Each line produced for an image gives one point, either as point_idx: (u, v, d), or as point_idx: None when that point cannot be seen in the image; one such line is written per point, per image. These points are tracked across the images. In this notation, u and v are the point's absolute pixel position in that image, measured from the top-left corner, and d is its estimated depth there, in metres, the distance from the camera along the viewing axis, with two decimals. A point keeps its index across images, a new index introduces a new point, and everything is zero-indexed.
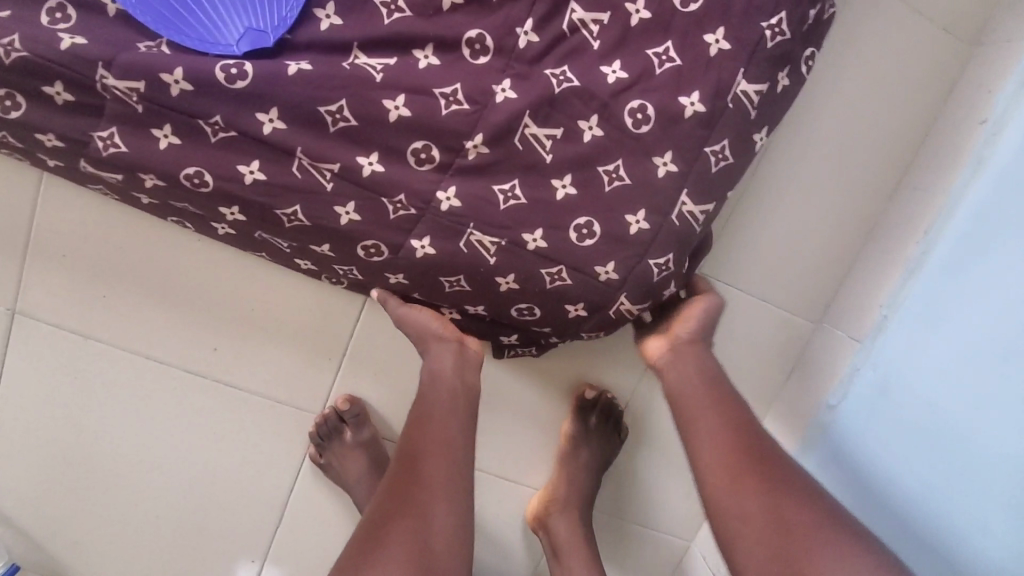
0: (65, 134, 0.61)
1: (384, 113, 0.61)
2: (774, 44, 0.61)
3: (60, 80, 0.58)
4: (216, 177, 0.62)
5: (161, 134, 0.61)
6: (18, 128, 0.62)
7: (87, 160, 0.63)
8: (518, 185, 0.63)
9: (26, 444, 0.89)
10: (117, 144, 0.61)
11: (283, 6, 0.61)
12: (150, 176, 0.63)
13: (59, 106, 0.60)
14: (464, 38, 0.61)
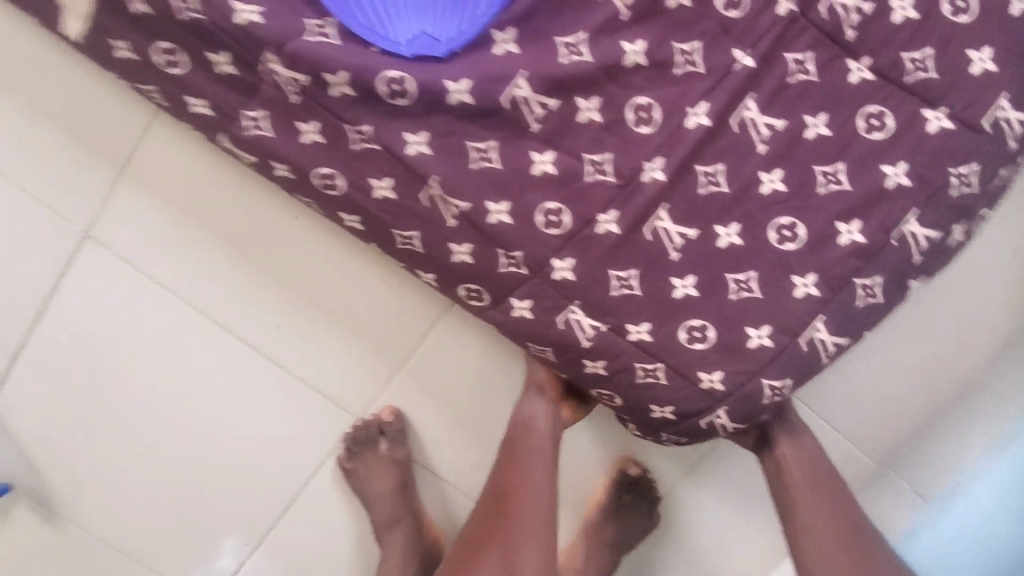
0: (217, 105, 0.62)
1: (529, 165, 0.59)
2: (957, 193, 0.58)
3: (225, 50, 0.58)
4: (348, 184, 0.62)
5: (306, 128, 0.60)
6: (173, 84, 0.62)
7: (228, 136, 0.64)
8: (635, 275, 0.60)
9: (57, 366, 0.87)
10: (262, 127, 0.62)
11: (466, 19, 0.59)
12: (282, 166, 0.64)
13: (217, 74, 0.60)
14: (632, 102, 0.58)
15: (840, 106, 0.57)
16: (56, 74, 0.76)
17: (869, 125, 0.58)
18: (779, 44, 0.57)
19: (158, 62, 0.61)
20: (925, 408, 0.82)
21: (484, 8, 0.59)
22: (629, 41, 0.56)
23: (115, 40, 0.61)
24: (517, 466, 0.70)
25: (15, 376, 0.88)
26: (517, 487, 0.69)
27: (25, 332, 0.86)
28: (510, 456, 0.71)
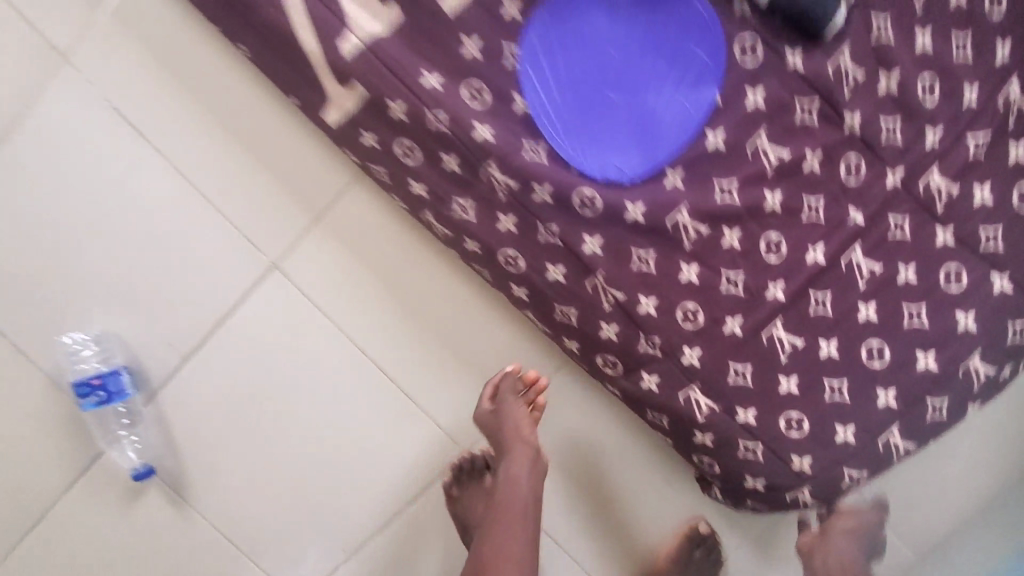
0: (434, 190, 0.79)
1: (678, 272, 0.75)
2: (1011, 340, 0.76)
3: (458, 154, 0.74)
4: (527, 265, 0.78)
5: (504, 219, 0.77)
6: (401, 169, 0.79)
7: (435, 213, 0.81)
8: (750, 369, 0.75)
9: (222, 370, 1.03)
10: (468, 212, 0.78)
11: (647, 157, 0.73)
12: (474, 242, 0.80)
13: (443, 169, 0.77)
14: (766, 236, 0.73)
15: (928, 262, 0.73)
16: (280, 137, 0.95)
17: (948, 279, 0.74)
18: (886, 208, 0.73)
19: (396, 152, 0.78)
20: (964, 511, 0.96)
21: (663, 151, 0.73)
22: (769, 191, 0.73)
23: (366, 131, 0.79)
24: (500, 537, 0.78)
25: (184, 373, 1.03)
26: (497, 555, 0.77)
27: (204, 337, 1.02)
28: (496, 523, 0.80)
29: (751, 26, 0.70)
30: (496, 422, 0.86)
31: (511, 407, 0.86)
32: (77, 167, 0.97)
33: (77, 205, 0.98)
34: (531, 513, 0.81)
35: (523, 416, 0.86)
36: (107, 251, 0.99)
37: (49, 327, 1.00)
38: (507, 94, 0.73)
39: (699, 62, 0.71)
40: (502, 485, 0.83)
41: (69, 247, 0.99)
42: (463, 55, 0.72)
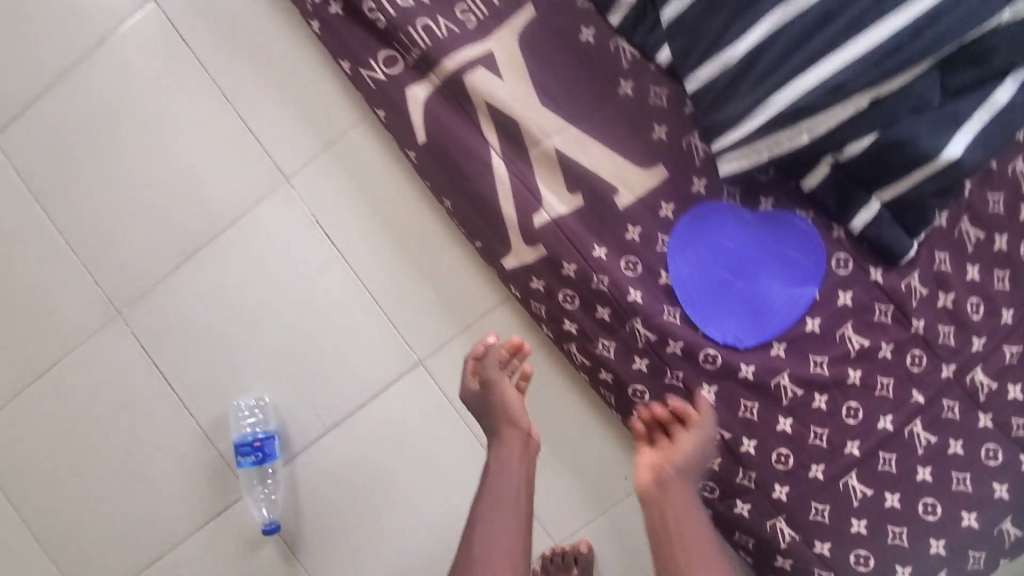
0: (583, 330, 0.99)
1: (776, 423, 0.94)
2: None
3: (611, 308, 0.96)
4: (652, 399, 0.97)
5: (638, 361, 0.96)
6: (559, 310, 1.00)
7: (578, 346, 1.02)
8: (828, 509, 0.93)
9: (355, 445, 1.18)
10: (609, 351, 0.98)
11: (759, 331, 0.94)
12: (609, 373, 1.00)
13: (595, 316, 0.97)
14: (847, 403, 0.93)
15: (973, 439, 0.93)
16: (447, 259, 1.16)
17: (988, 455, 0.93)
18: (942, 394, 0.94)
19: (559, 298, 0.99)
20: None
21: (772, 328, 0.93)
22: (852, 369, 0.93)
23: (536, 278, 1.00)
24: (494, 528, 0.81)
25: (321, 442, 1.18)
26: (485, 541, 0.80)
27: (345, 414, 1.18)
28: (483, 508, 0.83)
29: (845, 246, 0.94)
30: (491, 398, 0.91)
31: (498, 379, 0.92)
32: (275, 261, 1.19)
33: (267, 289, 1.19)
34: (523, 502, 0.84)
35: (511, 393, 0.92)
36: (283, 330, 1.19)
37: (219, 385, 1.19)
38: (655, 269, 0.95)
39: (795, 260, 0.94)
40: (490, 471, 0.87)
41: (253, 324, 1.19)
42: (626, 236, 0.96)
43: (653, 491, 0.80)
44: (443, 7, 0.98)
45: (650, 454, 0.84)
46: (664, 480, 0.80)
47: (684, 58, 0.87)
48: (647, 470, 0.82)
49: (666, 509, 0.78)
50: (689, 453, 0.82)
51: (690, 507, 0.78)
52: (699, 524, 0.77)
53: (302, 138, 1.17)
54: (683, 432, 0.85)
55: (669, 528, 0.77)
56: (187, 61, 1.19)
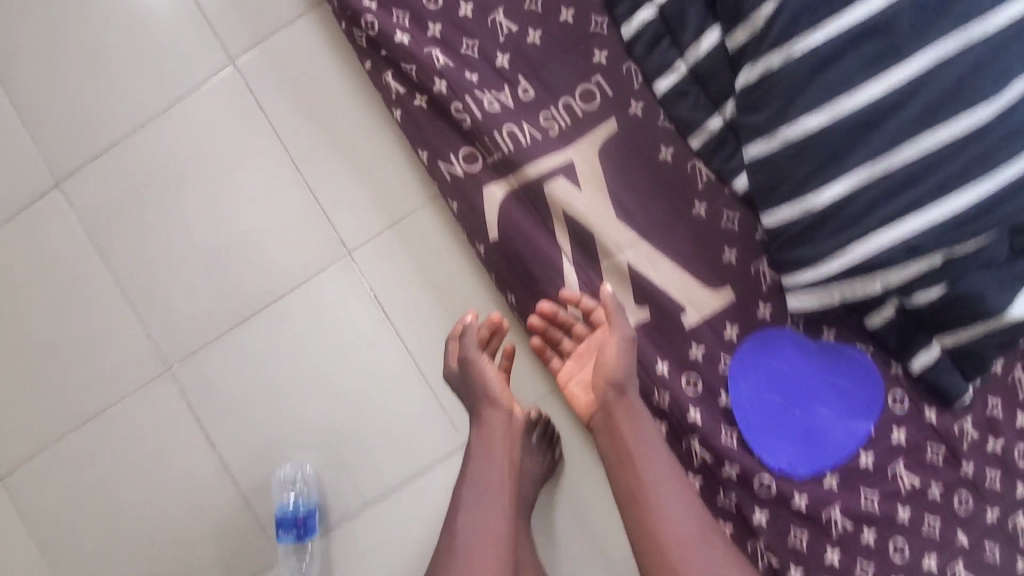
0: None
1: (823, 554, 0.95)
2: None
3: (669, 424, 0.97)
4: None
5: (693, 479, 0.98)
6: None
7: None
8: None
9: (392, 523, 1.18)
10: None
11: (812, 460, 0.96)
12: None
13: None
14: (893, 540, 0.94)
15: None
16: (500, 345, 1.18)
17: None
18: (986, 538, 0.93)
19: None
20: None
21: (825, 458, 0.95)
22: (901, 506, 0.94)
23: None
24: (479, 499, 0.90)
25: (358, 516, 1.19)
26: (470, 524, 0.89)
27: (385, 491, 1.19)
28: (468, 495, 0.90)
29: (901, 382, 0.96)
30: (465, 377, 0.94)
31: (478, 362, 0.94)
32: (328, 330, 1.21)
33: (317, 357, 1.21)
34: (505, 478, 0.91)
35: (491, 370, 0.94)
36: (329, 398, 1.21)
37: (261, 447, 1.22)
38: (715, 388, 0.97)
39: (847, 391, 0.96)
40: (476, 458, 0.92)
41: (302, 392, 1.21)
42: (689, 354, 0.97)
43: (600, 419, 0.91)
44: (527, 114, 1.00)
45: (579, 368, 0.96)
46: (612, 406, 0.89)
47: (765, 194, 0.90)
48: (587, 390, 0.94)
49: (619, 430, 0.88)
50: (619, 374, 0.89)
51: (636, 425, 0.88)
52: (648, 448, 0.87)
53: (368, 213, 1.20)
54: (605, 345, 0.91)
55: (631, 461, 0.86)
56: (261, 127, 1.21)
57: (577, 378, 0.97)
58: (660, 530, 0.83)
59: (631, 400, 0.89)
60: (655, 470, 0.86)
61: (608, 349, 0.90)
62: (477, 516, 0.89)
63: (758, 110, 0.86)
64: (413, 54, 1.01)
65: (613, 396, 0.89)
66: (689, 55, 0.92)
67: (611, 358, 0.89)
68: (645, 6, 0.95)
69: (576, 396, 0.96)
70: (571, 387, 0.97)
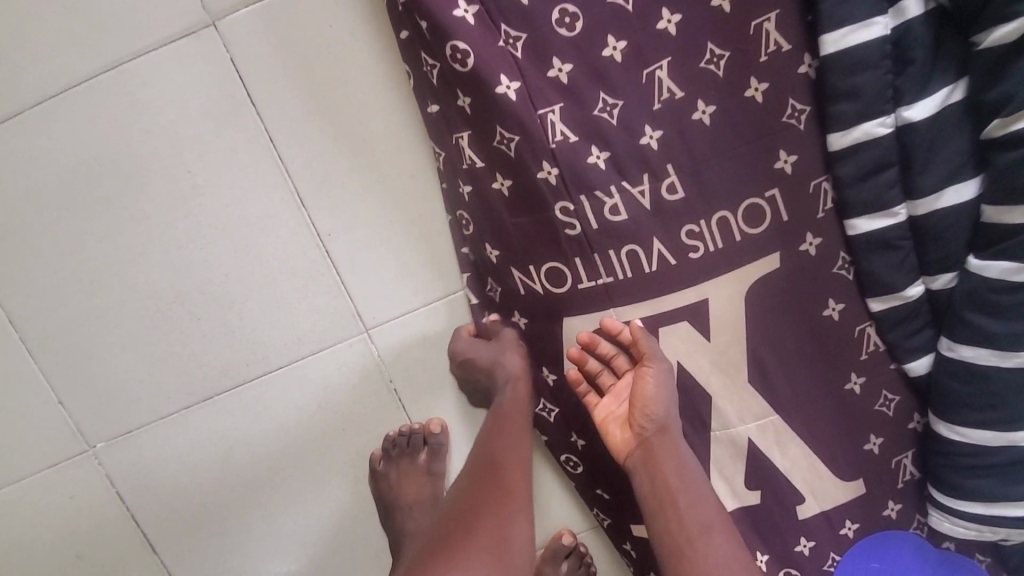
0: None
1: None
2: None
3: None
4: None
5: None
6: None
7: None
8: None
9: None
10: None
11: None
12: None
13: None
14: None
15: None
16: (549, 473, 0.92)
17: None
18: None
19: None
20: None
21: None
22: None
23: None
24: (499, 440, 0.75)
25: None
26: (501, 464, 0.73)
27: None
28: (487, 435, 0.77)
29: None
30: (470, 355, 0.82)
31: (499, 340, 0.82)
32: (326, 427, 0.90)
33: (305, 456, 0.91)
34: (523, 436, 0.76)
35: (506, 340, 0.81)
36: (320, 510, 0.93)
37: (225, 559, 0.94)
38: None
39: None
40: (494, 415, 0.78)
41: (277, 495, 0.92)
42: (795, 549, 0.80)
43: (636, 458, 0.72)
44: (667, 224, 0.71)
45: (612, 403, 0.77)
46: (650, 443, 0.71)
47: (961, 407, 0.71)
48: (625, 426, 0.75)
49: (659, 470, 0.69)
50: (659, 408, 0.71)
51: (678, 464, 0.70)
52: (688, 478, 0.69)
53: (398, 283, 0.86)
54: (644, 374, 0.73)
55: (666, 492, 0.68)
56: (252, 133, 0.81)
57: (612, 412, 0.76)
58: (693, 554, 0.64)
59: (675, 435, 0.72)
60: (693, 493, 0.68)
61: (645, 380, 0.72)
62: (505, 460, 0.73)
63: (1004, 317, 0.65)
64: (518, 116, 0.67)
65: (653, 432, 0.71)
66: (918, 205, 0.68)
67: (650, 392, 0.72)
68: (883, 115, 0.65)
69: (610, 433, 0.76)
70: (606, 425, 0.76)
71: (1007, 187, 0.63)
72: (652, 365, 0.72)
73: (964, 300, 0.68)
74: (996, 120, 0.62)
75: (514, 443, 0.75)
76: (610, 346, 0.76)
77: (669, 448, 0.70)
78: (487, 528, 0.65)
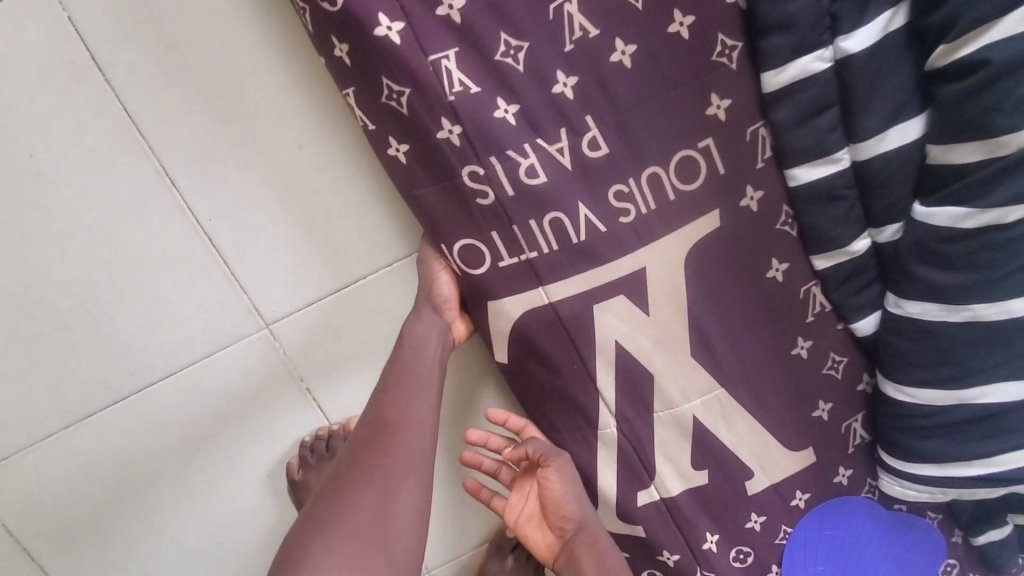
0: None
1: None
2: None
3: None
4: None
5: None
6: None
7: None
8: None
9: None
10: None
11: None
12: None
13: None
14: None
15: None
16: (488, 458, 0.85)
17: None
18: None
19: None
20: None
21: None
22: None
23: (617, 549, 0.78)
24: (409, 401, 0.65)
25: None
26: (399, 420, 0.63)
27: None
28: (392, 388, 0.65)
29: (957, 552, 0.83)
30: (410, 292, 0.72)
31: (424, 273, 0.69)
32: (235, 436, 0.81)
33: (217, 468, 0.81)
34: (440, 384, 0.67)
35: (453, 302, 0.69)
36: (239, 523, 0.85)
37: None
38: (767, 561, 0.77)
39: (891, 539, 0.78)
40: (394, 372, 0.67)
41: (190, 513, 0.83)
42: (746, 526, 0.76)
43: (562, 561, 0.71)
44: (592, 186, 0.63)
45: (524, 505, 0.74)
46: (573, 544, 0.70)
47: (908, 366, 0.67)
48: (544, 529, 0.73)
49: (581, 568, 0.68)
50: (571, 506, 0.70)
51: (599, 559, 0.68)
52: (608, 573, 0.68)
53: (299, 270, 0.76)
54: (546, 477, 0.71)
55: None
56: (101, 104, 0.67)
57: (523, 513, 0.74)
58: None
59: (592, 528, 0.70)
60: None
61: (550, 482, 0.70)
62: (406, 422, 0.63)
63: (953, 268, 0.61)
64: (407, 65, 0.57)
65: (573, 532, 0.70)
66: (861, 148, 0.62)
67: (558, 492, 0.70)
68: (819, 49, 0.59)
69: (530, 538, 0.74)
70: (523, 530, 0.74)
71: (955, 121, 0.56)
72: (552, 463, 0.70)
73: (910, 251, 0.63)
74: (940, 47, 0.55)
75: (420, 407, 0.65)
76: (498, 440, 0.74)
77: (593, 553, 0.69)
78: (364, 505, 0.57)
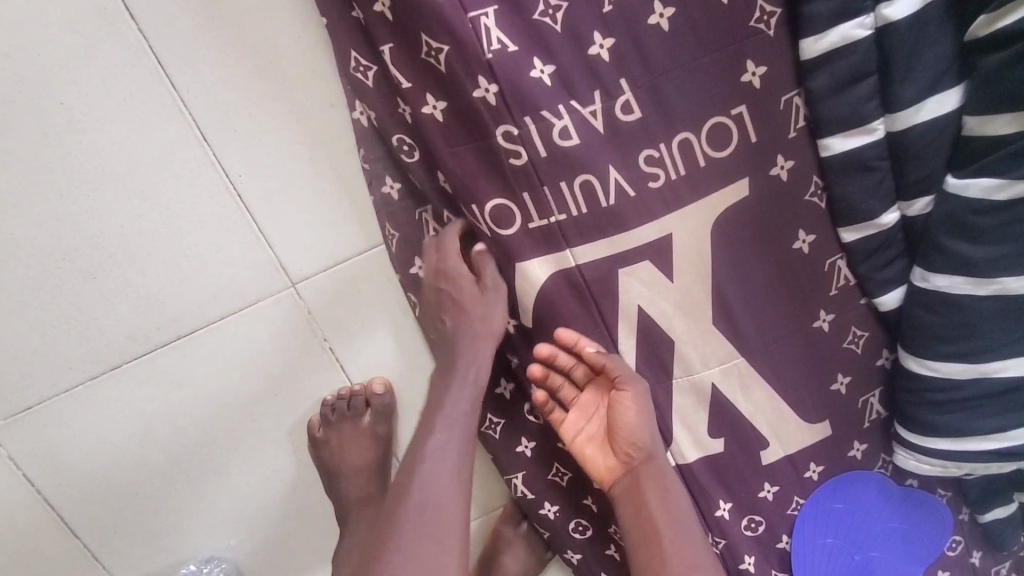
0: None
1: None
2: None
3: None
4: None
5: None
6: None
7: None
8: None
9: None
10: None
11: (911, 562, 0.80)
12: None
13: None
14: None
15: None
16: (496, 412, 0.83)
17: None
18: None
19: None
20: None
21: (925, 551, 0.80)
22: None
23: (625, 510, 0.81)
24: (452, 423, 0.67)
25: None
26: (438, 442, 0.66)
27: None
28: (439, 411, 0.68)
29: (964, 529, 0.83)
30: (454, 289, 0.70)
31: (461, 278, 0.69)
32: (258, 391, 0.82)
33: (238, 422, 0.83)
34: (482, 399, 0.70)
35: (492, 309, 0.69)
36: (256, 478, 0.87)
37: (158, 534, 0.86)
38: (777, 531, 0.78)
39: (902, 515, 0.79)
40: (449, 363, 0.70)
41: (210, 466, 0.84)
42: (758, 495, 0.77)
43: (621, 482, 0.70)
44: (623, 150, 0.63)
45: (585, 421, 0.73)
46: (635, 469, 0.70)
47: (932, 340, 0.67)
48: (602, 448, 0.73)
49: (644, 494, 0.68)
50: (642, 432, 0.69)
51: (660, 493, 0.69)
52: (668, 503, 0.69)
53: (327, 231, 0.77)
54: (620, 398, 0.69)
55: (647, 515, 0.67)
56: (135, 53, 0.67)
57: (585, 432, 0.73)
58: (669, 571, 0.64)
59: (658, 458, 0.70)
60: (674, 519, 0.68)
61: (625, 405, 0.68)
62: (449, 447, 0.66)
63: (982, 241, 0.61)
64: (447, 21, 0.57)
65: (639, 458, 0.70)
66: (897, 117, 0.62)
67: (632, 416, 0.68)
68: (862, 15, 0.58)
69: (588, 455, 0.73)
70: (582, 449, 0.73)
71: (996, 91, 0.56)
72: (629, 387, 0.68)
73: (942, 225, 0.63)
74: (983, 16, 0.55)
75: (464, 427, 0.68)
76: (570, 359, 0.71)
77: (658, 483, 0.69)
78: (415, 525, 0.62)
